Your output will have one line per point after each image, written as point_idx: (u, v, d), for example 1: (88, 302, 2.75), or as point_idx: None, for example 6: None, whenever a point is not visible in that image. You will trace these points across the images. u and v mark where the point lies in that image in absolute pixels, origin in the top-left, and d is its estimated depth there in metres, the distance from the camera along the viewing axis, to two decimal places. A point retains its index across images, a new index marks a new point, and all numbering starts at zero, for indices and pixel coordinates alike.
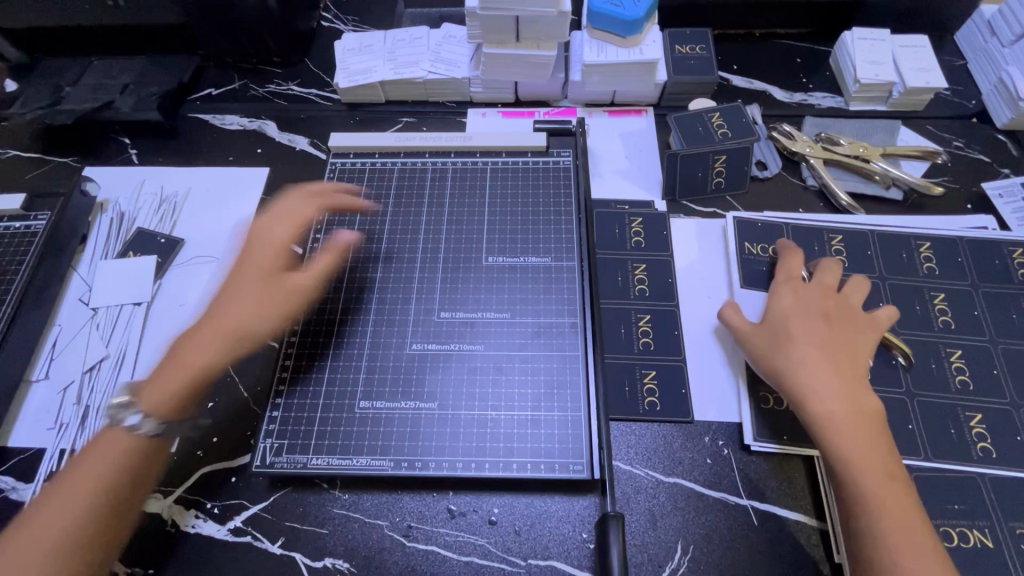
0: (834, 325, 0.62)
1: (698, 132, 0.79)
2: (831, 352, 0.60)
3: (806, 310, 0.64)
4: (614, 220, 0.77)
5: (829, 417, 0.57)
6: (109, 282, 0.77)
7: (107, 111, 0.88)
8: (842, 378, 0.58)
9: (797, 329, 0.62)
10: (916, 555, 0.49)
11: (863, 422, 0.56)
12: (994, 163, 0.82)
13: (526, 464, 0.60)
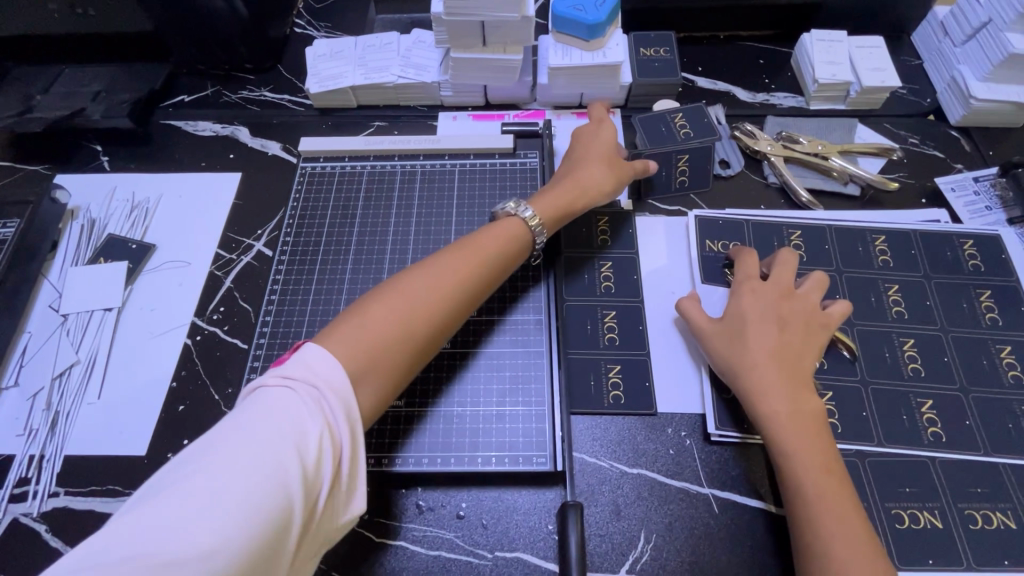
0: (788, 326, 0.62)
1: (662, 131, 0.81)
2: (783, 354, 0.60)
3: (762, 310, 0.63)
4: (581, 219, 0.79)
5: (774, 417, 0.57)
6: (79, 288, 0.77)
7: (78, 118, 0.89)
8: (790, 376, 0.59)
9: (751, 329, 0.62)
10: (851, 553, 0.50)
11: (807, 423, 0.57)
12: (947, 159, 0.85)
13: (491, 458, 0.62)
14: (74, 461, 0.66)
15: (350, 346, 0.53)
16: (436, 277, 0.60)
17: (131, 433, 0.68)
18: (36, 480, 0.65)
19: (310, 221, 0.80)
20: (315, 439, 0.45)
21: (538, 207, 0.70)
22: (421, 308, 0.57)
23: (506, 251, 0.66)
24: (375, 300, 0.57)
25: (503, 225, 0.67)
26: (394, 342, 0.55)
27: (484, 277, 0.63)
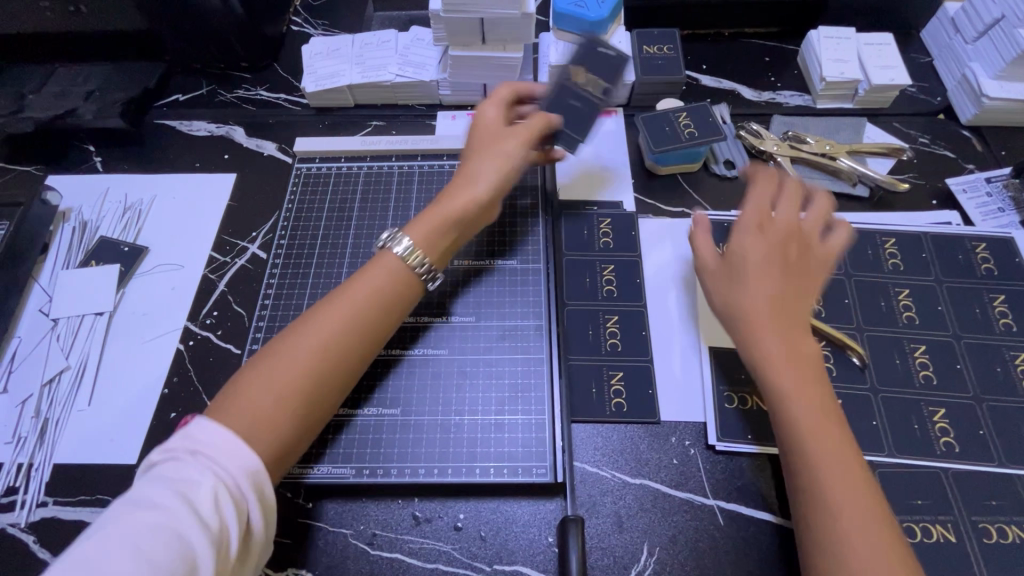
0: (789, 267, 0.60)
1: (574, 108, 0.74)
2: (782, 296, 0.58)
3: (761, 250, 0.61)
4: (582, 221, 0.77)
5: (771, 358, 0.55)
6: (70, 292, 0.76)
7: (70, 119, 0.87)
8: (815, 357, 0.55)
9: (752, 268, 0.60)
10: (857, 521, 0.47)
11: (805, 365, 0.55)
12: (959, 159, 0.83)
13: (489, 469, 0.60)
14: (63, 469, 0.65)
15: (236, 419, 0.50)
16: (320, 333, 0.56)
17: (121, 441, 0.66)
18: (24, 489, 0.64)
19: (305, 223, 0.78)
20: (213, 500, 0.44)
21: (413, 235, 0.63)
22: (302, 370, 0.54)
23: (391, 291, 0.61)
24: (253, 370, 0.54)
25: (378, 265, 0.61)
26: (280, 409, 0.52)
27: (371, 326, 0.59)
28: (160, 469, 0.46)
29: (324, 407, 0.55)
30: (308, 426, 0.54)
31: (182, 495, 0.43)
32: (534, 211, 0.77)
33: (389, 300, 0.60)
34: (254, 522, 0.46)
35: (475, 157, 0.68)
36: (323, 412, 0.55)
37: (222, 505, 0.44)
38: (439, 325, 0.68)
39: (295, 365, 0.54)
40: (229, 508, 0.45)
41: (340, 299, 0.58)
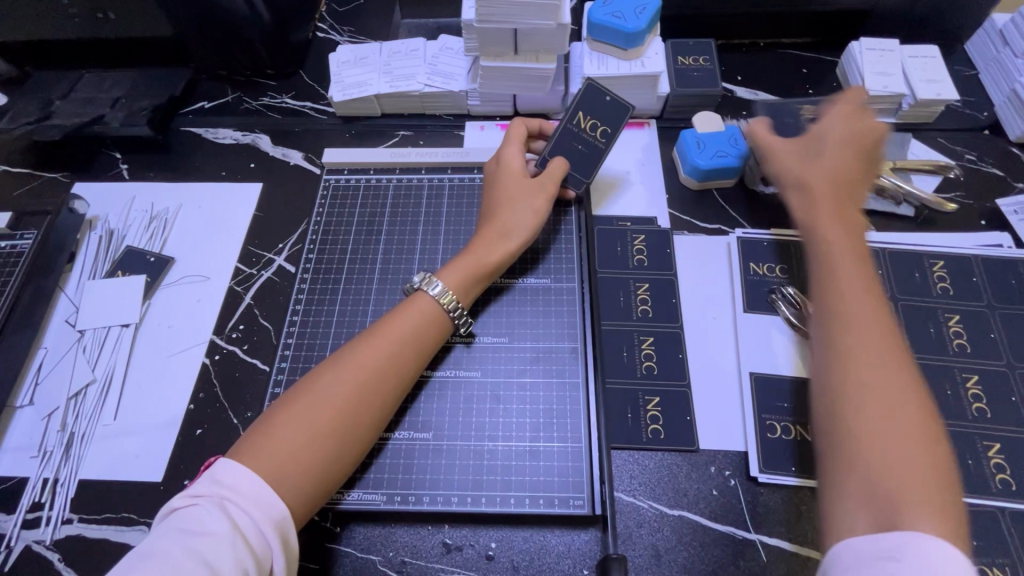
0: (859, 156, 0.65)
1: (581, 151, 0.74)
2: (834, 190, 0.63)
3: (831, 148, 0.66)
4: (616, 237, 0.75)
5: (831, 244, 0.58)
6: (97, 303, 0.75)
7: (96, 126, 0.86)
8: (876, 304, 0.54)
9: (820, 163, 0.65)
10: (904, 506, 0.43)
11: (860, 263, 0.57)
12: (1008, 178, 0.80)
13: (524, 498, 0.59)
14: (89, 485, 0.64)
15: (263, 459, 0.50)
16: (348, 374, 0.55)
17: (146, 457, 0.65)
18: (50, 505, 0.63)
19: (333, 235, 0.77)
20: (234, 551, 0.43)
21: (446, 279, 0.64)
22: (330, 411, 0.53)
23: (421, 334, 0.60)
24: (283, 409, 0.53)
25: (413, 307, 0.62)
26: (307, 452, 0.51)
27: (399, 365, 0.58)
28: (181, 518, 0.45)
29: (352, 451, 0.54)
30: (334, 467, 0.53)
31: (201, 552, 0.43)
32: (567, 226, 0.76)
33: (423, 341, 0.60)
34: (276, 571, 0.46)
35: (504, 202, 0.69)
36: (351, 457, 0.54)
37: (242, 558, 0.43)
38: (470, 345, 0.67)
39: (320, 406, 0.53)
40: (250, 560, 0.44)
41: (375, 339, 0.58)
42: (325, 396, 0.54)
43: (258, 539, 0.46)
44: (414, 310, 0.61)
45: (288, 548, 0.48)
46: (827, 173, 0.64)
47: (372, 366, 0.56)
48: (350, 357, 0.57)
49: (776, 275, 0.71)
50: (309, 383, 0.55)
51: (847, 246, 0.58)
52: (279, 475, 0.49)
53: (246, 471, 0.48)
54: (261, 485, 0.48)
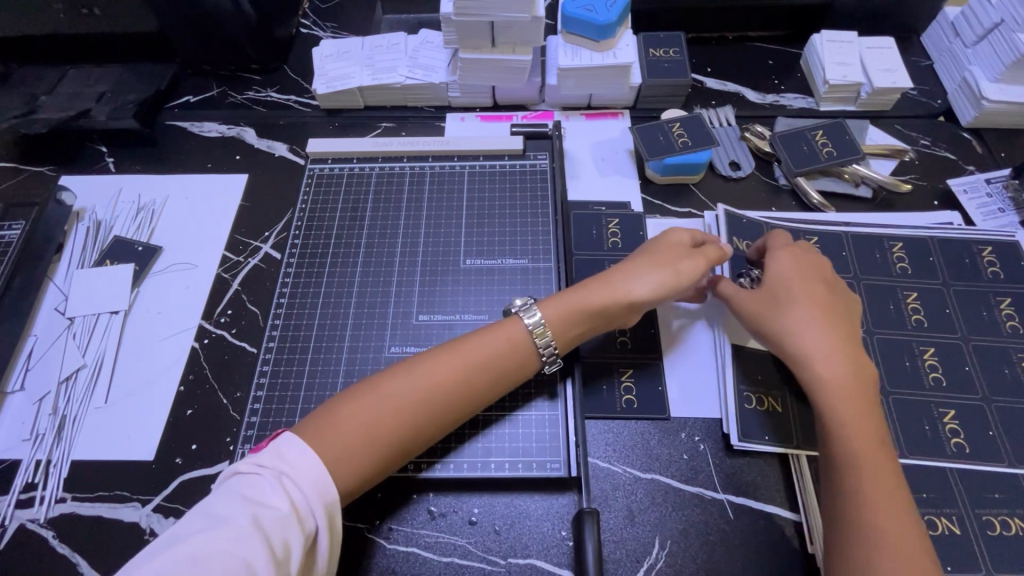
0: (833, 292, 0.63)
1: (661, 142, 0.81)
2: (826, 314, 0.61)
3: (799, 273, 0.64)
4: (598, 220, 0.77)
5: (830, 376, 0.58)
6: (85, 292, 0.77)
7: (83, 119, 0.88)
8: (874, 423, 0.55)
9: (797, 292, 0.62)
10: None
11: (860, 382, 0.57)
12: (959, 161, 0.85)
13: (505, 464, 0.62)
14: (81, 466, 0.66)
15: (331, 445, 0.52)
16: (423, 383, 0.56)
17: (138, 438, 0.67)
18: (43, 485, 0.65)
19: (318, 223, 0.79)
20: (285, 525, 0.45)
21: (545, 309, 0.62)
22: (394, 413, 0.54)
23: (502, 346, 0.60)
24: (352, 398, 0.55)
25: (509, 328, 0.62)
26: (360, 450, 0.53)
27: (481, 375, 0.58)
28: (243, 485, 0.48)
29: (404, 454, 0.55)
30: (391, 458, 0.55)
31: (259, 520, 0.45)
32: (544, 210, 0.79)
33: (508, 362, 0.60)
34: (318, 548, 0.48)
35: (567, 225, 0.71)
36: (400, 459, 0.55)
37: (291, 533, 0.46)
38: (452, 322, 0.70)
39: (397, 405, 0.55)
40: (296, 536, 0.46)
41: (460, 349, 0.59)
42: (393, 404, 0.55)
43: (308, 515, 0.48)
44: (506, 334, 0.61)
45: (334, 529, 0.50)
46: (803, 277, 0.64)
47: (444, 381, 0.57)
48: (428, 366, 0.58)
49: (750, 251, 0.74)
50: (381, 382, 0.56)
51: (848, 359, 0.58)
52: (334, 463, 0.51)
53: (309, 455, 0.50)
54: (314, 467, 0.50)
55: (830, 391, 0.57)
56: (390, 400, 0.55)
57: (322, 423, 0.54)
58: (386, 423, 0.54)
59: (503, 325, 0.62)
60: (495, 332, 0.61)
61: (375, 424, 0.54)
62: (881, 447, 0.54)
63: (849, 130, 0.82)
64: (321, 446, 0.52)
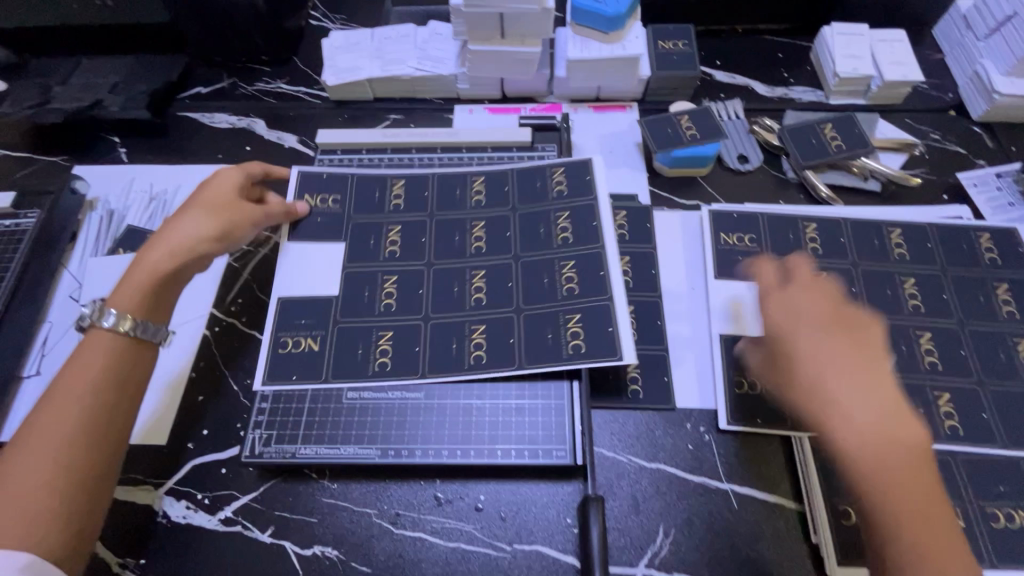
0: (841, 322, 0.55)
1: (669, 134, 0.81)
2: (835, 361, 0.52)
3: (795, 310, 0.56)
4: (589, 173, 0.75)
5: (858, 434, 0.49)
6: (98, 280, 0.78)
7: (96, 109, 0.89)
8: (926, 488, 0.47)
9: (785, 325, 0.56)
10: None
11: (893, 443, 0.49)
12: (970, 155, 0.84)
13: (511, 451, 0.62)
14: None
15: (1, 533, 0.48)
16: (40, 450, 0.51)
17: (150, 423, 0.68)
18: None
19: None
20: None
21: (116, 303, 0.59)
22: (6, 496, 0.49)
23: (101, 372, 0.56)
24: (8, 455, 0.51)
25: (90, 346, 0.57)
26: (30, 507, 0.49)
27: (88, 411, 0.54)
28: None
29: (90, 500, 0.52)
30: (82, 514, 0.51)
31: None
32: None
33: (118, 377, 0.56)
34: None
35: (211, 190, 0.69)
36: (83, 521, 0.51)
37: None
38: None
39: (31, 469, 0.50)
40: None
41: (65, 390, 0.54)
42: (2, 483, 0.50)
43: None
44: (94, 357, 0.56)
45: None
46: (817, 320, 0.55)
47: (57, 454, 0.51)
48: (54, 410, 0.53)
49: (744, 244, 0.75)
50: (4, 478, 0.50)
51: (878, 419, 0.50)
52: (15, 531, 0.48)
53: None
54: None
55: (860, 454, 0.49)
56: (1, 479, 0.50)
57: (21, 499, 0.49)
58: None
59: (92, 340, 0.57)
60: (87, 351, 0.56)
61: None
62: (931, 518, 0.47)
63: (858, 122, 0.82)
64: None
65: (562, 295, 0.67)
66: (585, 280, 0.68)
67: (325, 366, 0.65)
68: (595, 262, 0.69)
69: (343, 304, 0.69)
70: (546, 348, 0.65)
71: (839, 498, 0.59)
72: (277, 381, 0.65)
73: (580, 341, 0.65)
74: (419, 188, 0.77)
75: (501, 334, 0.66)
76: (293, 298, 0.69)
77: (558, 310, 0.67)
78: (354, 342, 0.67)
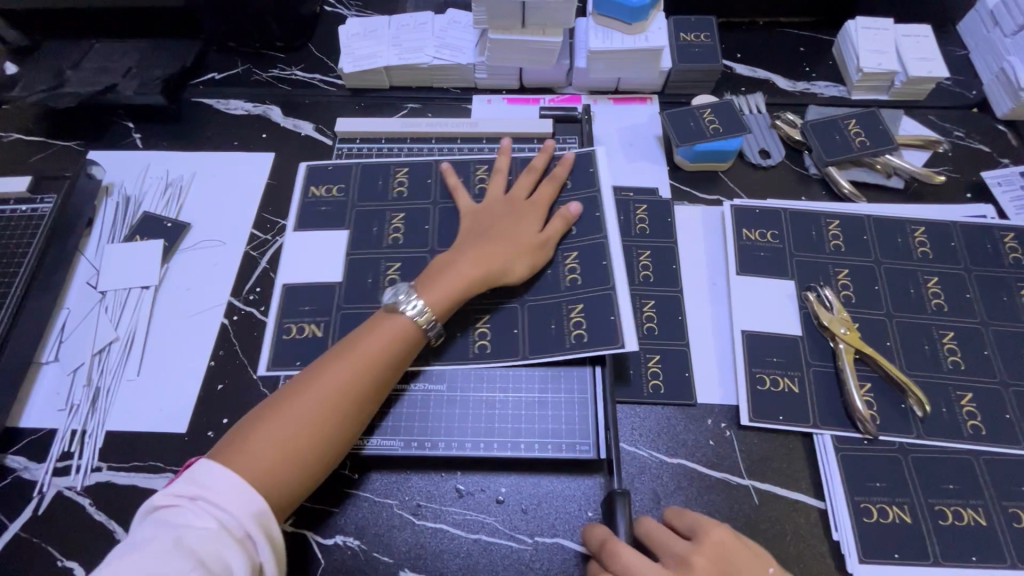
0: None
1: (691, 127, 0.80)
2: None
3: None
4: (592, 165, 0.74)
5: None
6: (115, 266, 0.77)
7: (111, 94, 0.88)
8: None
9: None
10: None
11: None
12: (993, 153, 0.83)
13: (534, 444, 0.63)
14: (116, 436, 0.67)
15: (255, 466, 0.50)
16: (322, 402, 0.54)
17: (170, 412, 0.68)
18: (79, 454, 0.66)
19: None
20: (213, 540, 0.45)
21: (427, 297, 0.61)
22: (289, 435, 0.52)
23: (391, 354, 0.58)
24: (283, 402, 0.54)
25: (385, 322, 0.59)
26: (285, 458, 0.52)
27: (371, 390, 0.57)
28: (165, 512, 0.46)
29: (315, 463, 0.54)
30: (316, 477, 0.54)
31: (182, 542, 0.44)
32: None
33: (398, 360, 0.59)
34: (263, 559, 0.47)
35: (501, 219, 0.67)
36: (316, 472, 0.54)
37: (226, 550, 0.45)
38: None
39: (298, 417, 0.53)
40: (231, 550, 0.45)
41: (361, 351, 0.57)
42: (284, 421, 0.53)
43: (241, 531, 0.47)
44: (380, 337, 0.58)
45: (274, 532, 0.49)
46: None
47: (326, 407, 0.54)
48: (333, 368, 0.56)
49: (767, 240, 0.74)
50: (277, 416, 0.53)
51: None
52: (266, 477, 0.50)
53: (226, 472, 0.49)
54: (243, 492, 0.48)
55: None
56: (283, 418, 0.53)
57: (257, 453, 0.51)
58: (261, 429, 0.52)
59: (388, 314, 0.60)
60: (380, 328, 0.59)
61: (259, 426, 0.52)
62: None
63: (882, 119, 0.81)
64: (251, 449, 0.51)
65: (564, 285, 0.67)
66: (591, 270, 0.67)
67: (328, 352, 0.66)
68: (598, 252, 0.68)
69: (345, 290, 0.70)
70: (548, 336, 0.65)
71: (860, 495, 0.59)
72: (280, 367, 0.66)
73: (583, 330, 0.64)
74: (422, 176, 0.77)
75: (504, 326, 0.66)
76: (297, 284, 0.71)
77: (562, 300, 0.66)
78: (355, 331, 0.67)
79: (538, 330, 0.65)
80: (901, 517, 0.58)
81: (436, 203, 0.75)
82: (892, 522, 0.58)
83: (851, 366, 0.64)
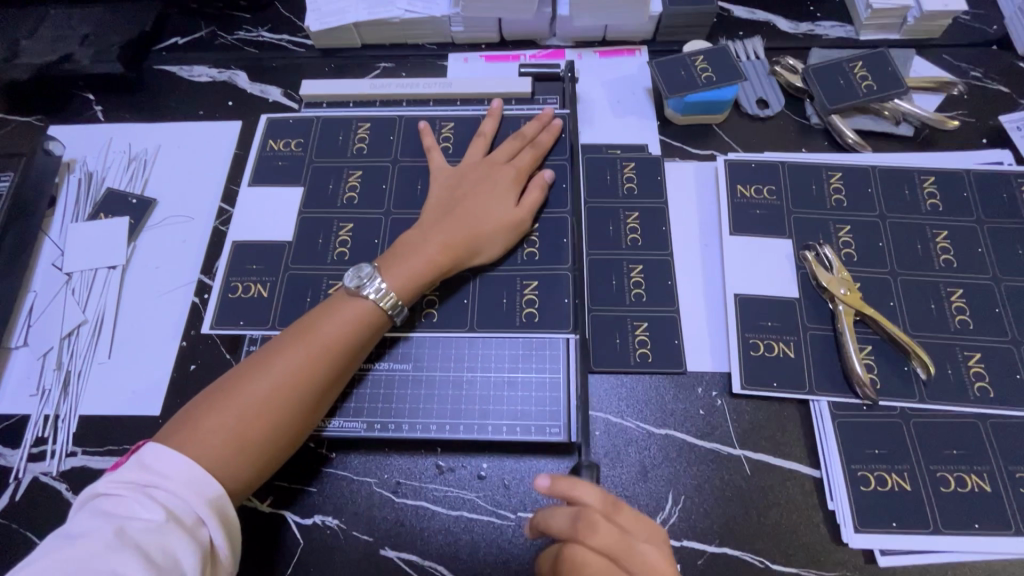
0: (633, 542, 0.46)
1: (680, 77, 0.74)
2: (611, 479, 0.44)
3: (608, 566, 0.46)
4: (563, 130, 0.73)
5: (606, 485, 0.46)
6: (81, 247, 0.75)
7: (67, 64, 0.83)
8: None
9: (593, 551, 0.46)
10: None
11: None
12: (1014, 94, 0.76)
13: (502, 427, 0.60)
14: (89, 421, 0.66)
15: (204, 451, 0.50)
16: (280, 390, 0.53)
17: (142, 393, 0.67)
18: (53, 439, 0.65)
19: None
20: (160, 531, 0.44)
21: (390, 280, 0.59)
22: (242, 421, 0.52)
23: (355, 336, 0.57)
24: (235, 387, 0.53)
25: (346, 307, 0.58)
26: (236, 444, 0.51)
27: (332, 373, 0.56)
28: (110, 502, 0.46)
29: (268, 455, 0.53)
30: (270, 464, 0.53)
31: (124, 532, 0.43)
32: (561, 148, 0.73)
33: (358, 347, 0.58)
34: (215, 542, 0.47)
35: (471, 192, 0.65)
36: (269, 462, 0.53)
37: (172, 539, 0.44)
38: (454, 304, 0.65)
39: (252, 398, 0.53)
40: (180, 539, 0.45)
41: (316, 339, 0.56)
42: (237, 408, 0.52)
43: (190, 517, 0.46)
44: (340, 325, 0.57)
45: (225, 518, 0.49)
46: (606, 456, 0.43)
47: (283, 396, 0.53)
48: (291, 355, 0.55)
49: (763, 198, 0.69)
50: (230, 400, 0.52)
51: None
52: (215, 464, 0.50)
53: (177, 459, 0.48)
54: (189, 473, 0.48)
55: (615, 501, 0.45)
56: (234, 404, 0.52)
57: (208, 439, 0.50)
58: (214, 414, 0.52)
59: (347, 300, 0.58)
60: (341, 313, 0.58)
61: (212, 412, 0.52)
62: None
63: (892, 59, 0.74)
64: (201, 434, 0.50)
65: (521, 261, 0.66)
66: (548, 248, 0.66)
67: (273, 312, 0.66)
68: (560, 228, 0.67)
69: (296, 251, 0.69)
70: (499, 312, 0.64)
71: (858, 463, 0.56)
72: (225, 325, 0.66)
73: (535, 309, 0.64)
74: (385, 132, 0.75)
75: (453, 295, 0.65)
76: (248, 242, 0.70)
77: (516, 275, 0.65)
78: (302, 293, 0.67)
79: (490, 309, 0.64)
80: (900, 484, 0.55)
81: (396, 161, 0.73)
82: (889, 490, 0.55)
83: (851, 328, 0.60)
